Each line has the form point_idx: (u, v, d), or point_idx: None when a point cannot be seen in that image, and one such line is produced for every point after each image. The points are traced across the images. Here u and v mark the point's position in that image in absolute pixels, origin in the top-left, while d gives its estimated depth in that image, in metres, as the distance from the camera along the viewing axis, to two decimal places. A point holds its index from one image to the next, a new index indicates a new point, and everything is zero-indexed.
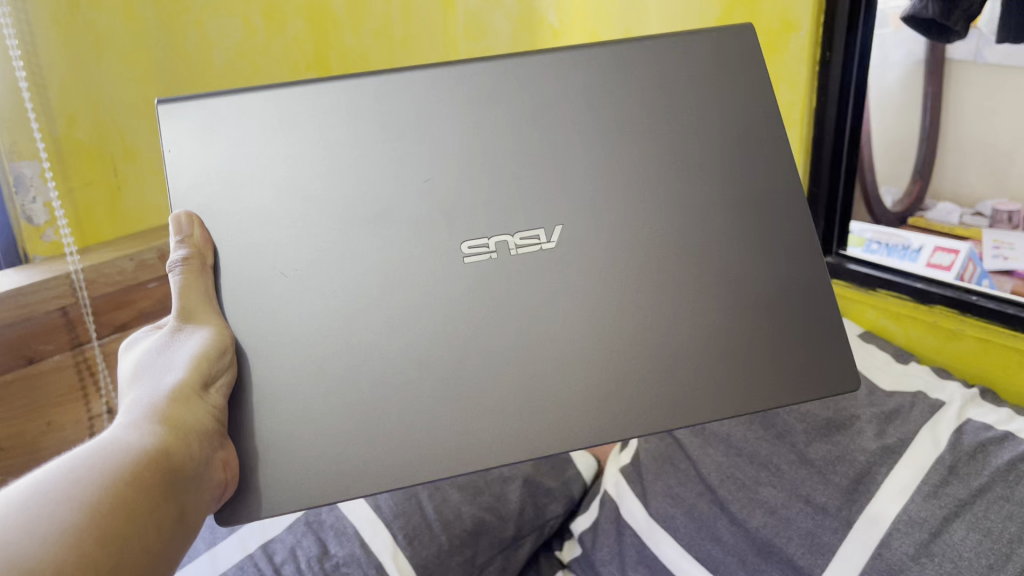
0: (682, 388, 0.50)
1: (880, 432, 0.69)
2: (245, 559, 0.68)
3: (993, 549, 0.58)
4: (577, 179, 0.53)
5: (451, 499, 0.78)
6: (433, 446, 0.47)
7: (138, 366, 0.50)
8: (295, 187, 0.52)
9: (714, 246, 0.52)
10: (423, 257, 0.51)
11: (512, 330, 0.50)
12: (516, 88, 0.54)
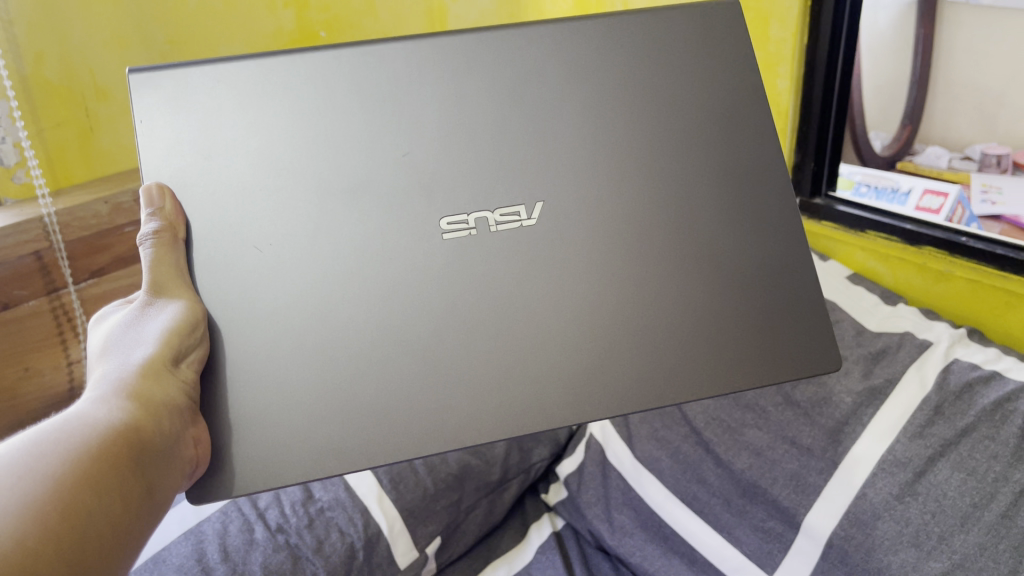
0: (663, 368, 0.49)
1: (866, 372, 0.68)
2: (229, 504, 0.68)
3: (977, 488, 0.59)
4: (559, 150, 0.51)
5: None
6: (415, 407, 0.46)
7: (108, 342, 0.49)
8: (266, 170, 0.50)
9: (699, 223, 0.51)
10: (398, 231, 0.49)
11: (488, 309, 0.49)
12: (496, 42, 0.52)
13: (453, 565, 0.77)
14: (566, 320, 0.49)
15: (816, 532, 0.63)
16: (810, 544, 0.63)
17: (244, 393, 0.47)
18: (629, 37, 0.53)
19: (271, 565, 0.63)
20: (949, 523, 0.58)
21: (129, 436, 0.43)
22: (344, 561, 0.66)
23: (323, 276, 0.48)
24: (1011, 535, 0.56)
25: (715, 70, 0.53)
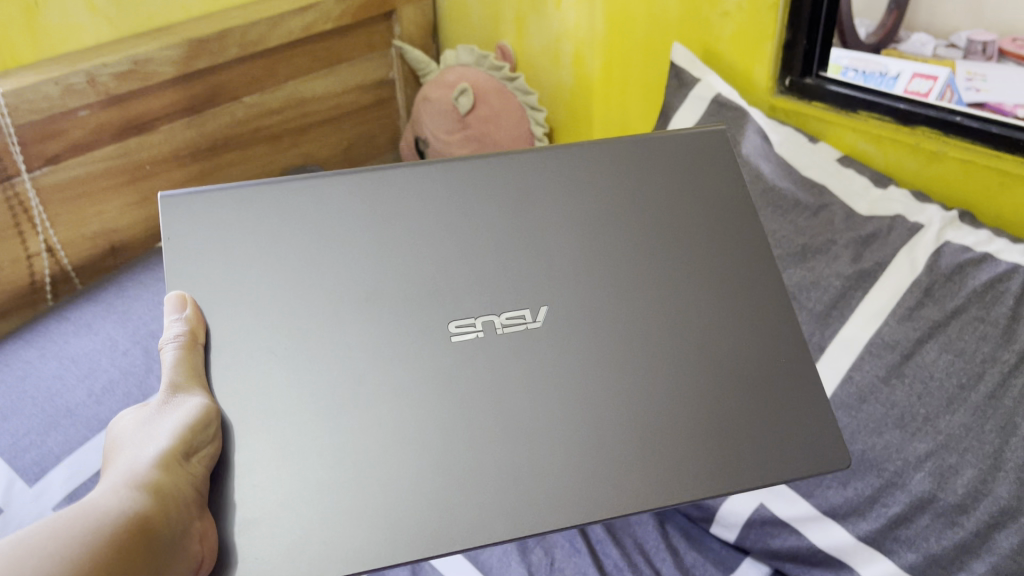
0: (670, 465, 0.45)
1: (856, 257, 0.66)
2: None
3: (965, 369, 0.58)
4: (564, 251, 0.50)
5: None
6: (411, 376, 0.45)
7: (118, 444, 0.45)
8: (263, 261, 0.47)
9: (706, 320, 0.49)
10: (399, 334, 0.46)
11: (486, 407, 0.45)
12: (498, 193, 0.51)
13: None
14: (570, 357, 0.47)
15: None
16: None
17: (238, 466, 0.43)
18: (624, 181, 0.53)
19: None
20: (934, 404, 0.58)
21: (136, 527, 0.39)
22: None
23: (314, 404, 0.44)
24: (997, 415, 0.56)
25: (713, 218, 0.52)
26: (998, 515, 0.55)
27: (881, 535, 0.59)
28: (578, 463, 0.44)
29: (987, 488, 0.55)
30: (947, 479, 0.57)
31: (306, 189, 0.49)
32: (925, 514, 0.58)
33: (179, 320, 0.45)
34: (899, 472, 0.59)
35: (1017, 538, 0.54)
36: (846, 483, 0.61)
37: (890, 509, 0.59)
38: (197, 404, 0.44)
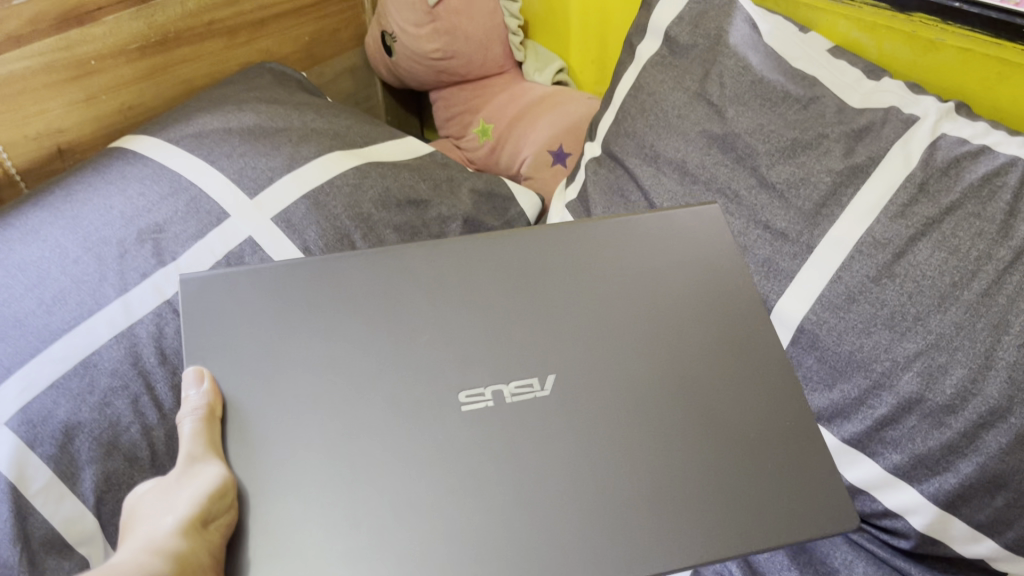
0: (639, 498, 0.48)
1: (848, 151, 0.63)
2: (163, 306, 0.63)
3: (958, 267, 0.56)
4: (578, 368, 0.52)
5: (388, 241, 0.74)
6: (433, 482, 0.47)
7: (143, 511, 0.47)
8: (276, 378, 0.49)
9: (708, 391, 0.52)
10: (417, 409, 0.48)
11: (475, 458, 0.48)
12: (512, 321, 0.53)
13: None
14: (575, 420, 0.50)
15: (786, 319, 0.62)
16: (780, 330, 0.62)
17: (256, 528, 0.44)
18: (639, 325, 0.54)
19: None
20: (925, 303, 0.56)
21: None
22: None
23: (335, 459, 0.47)
24: (990, 313, 0.54)
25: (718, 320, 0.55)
26: (987, 415, 0.53)
27: (867, 436, 0.59)
28: (554, 502, 0.47)
29: (977, 388, 0.53)
30: (935, 380, 0.55)
31: (328, 326, 0.51)
32: (912, 415, 0.56)
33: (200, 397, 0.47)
34: (886, 374, 0.57)
35: (1005, 438, 0.53)
36: (832, 385, 0.60)
37: (876, 410, 0.58)
38: (215, 472, 0.45)
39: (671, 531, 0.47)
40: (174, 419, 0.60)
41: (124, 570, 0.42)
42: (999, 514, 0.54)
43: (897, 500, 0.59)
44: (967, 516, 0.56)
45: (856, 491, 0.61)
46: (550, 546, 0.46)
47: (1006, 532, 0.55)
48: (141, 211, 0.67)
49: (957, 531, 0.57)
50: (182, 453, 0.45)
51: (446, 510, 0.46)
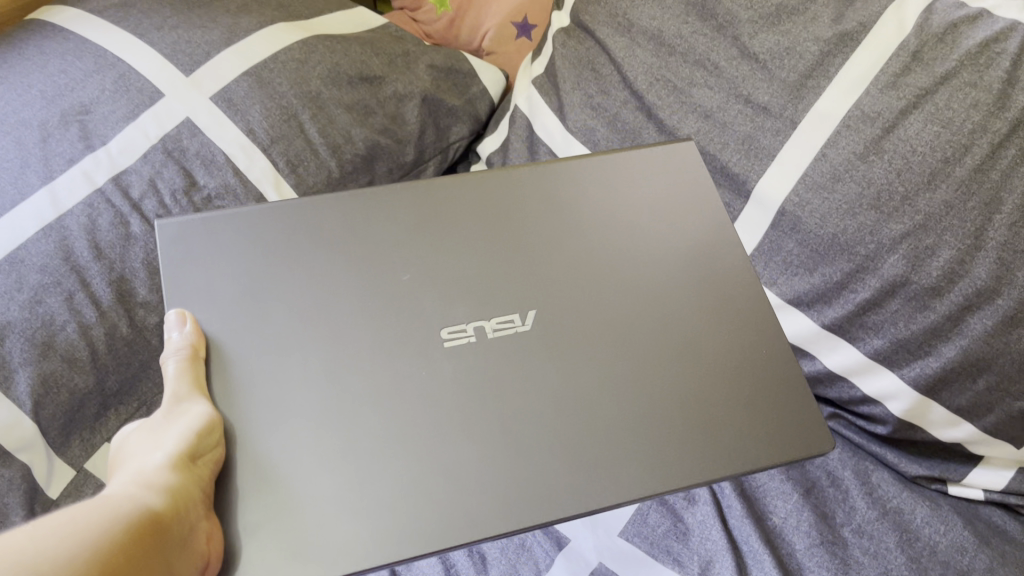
0: (632, 435, 0.45)
1: (838, 17, 0.58)
2: (95, 195, 0.58)
3: (951, 142, 0.52)
4: (563, 302, 0.48)
5: (339, 122, 0.68)
6: (416, 423, 0.43)
7: (129, 456, 0.42)
8: (264, 334, 0.44)
9: (698, 325, 0.49)
10: (394, 349, 0.45)
11: (459, 399, 0.44)
12: (491, 258, 0.49)
13: None
14: (566, 357, 0.47)
15: (767, 200, 0.59)
16: (759, 212, 0.59)
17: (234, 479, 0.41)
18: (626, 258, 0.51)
19: (155, 263, 0.58)
20: (914, 182, 0.53)
21: (143, 525, 0.36)
22: None
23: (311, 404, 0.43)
24: (982, 191, 0.51)
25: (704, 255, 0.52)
26: (974, 297, 0.51)
27: (847, 322, 0.56)
28: (560, 457, 0.43)
29: (965, 270, 0.51)
30: (922, 262, 0.52)
31: (298, 266, 0.47)
32: (895, 299, 0.54)
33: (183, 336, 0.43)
34: (870, 257, 0.54)
35: (991, 320, 0.51)
36: (813, 270, 0.57)
37: (858, 295, 0.55)
38: (203, 410, 0.41)
39: (666, 469, 0.44)
40: (115, 317, 0.56)
41: (115, 504, 0.37)
42: (980, 398, 0.53)
43: (875, 386, 0.57)
44: (946, 400, 0.54)
45: (833, 377, 0.59)
46: (539, 491, 0.43)
47: (985, 416, 0.54)
48: (65, 88, 0.61)
49: (935, 415, 0.55)
50: (167, 394, 0.42)
51: (453, 468, 0.42)
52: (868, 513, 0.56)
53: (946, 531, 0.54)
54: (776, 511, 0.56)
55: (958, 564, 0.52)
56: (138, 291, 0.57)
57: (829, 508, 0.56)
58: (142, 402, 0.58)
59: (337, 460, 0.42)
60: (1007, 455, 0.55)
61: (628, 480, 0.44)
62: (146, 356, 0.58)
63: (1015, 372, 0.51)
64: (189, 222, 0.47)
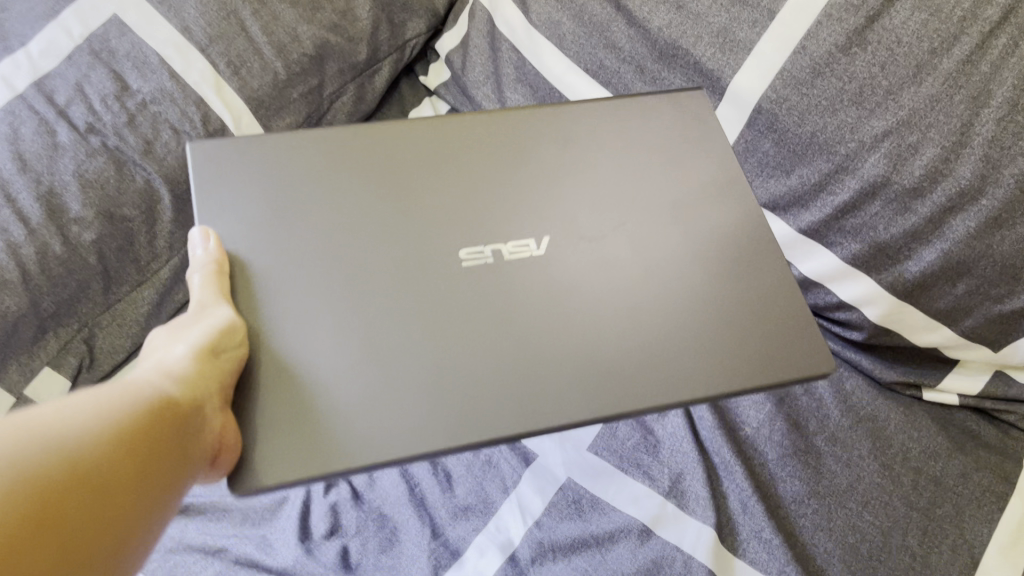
0: (641, 358, 0.43)
1: None
2: (14, 101, 0.54)
3: (937, 31, 0.48)
4: (577, 226, 0.46)
5: (285, 19, 0.62)
6: (420, 348, 0.41)
7: (150, 347, 0.41)
8: (277, 264, 0.42)
9: (711, 247, 0.47)
10: (415, 275, 0.43)
11: (476, 323, 0.42)
12: (505, 187, 0.47)
13: None
14: (577, 279, 0.44)
15: (741, 97, 0.55)
16: (734, 111, 0.56)
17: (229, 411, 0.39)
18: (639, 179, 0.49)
19: (88, 175, 0.53)
20: (899, 74, 0.49)
21: (158, 416, 0.35)
22: (184, 166, 0.57)
23: (326, 333, 0.41)
24: (969, 82, 0.47)
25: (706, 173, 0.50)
26: (957, 198, 0.48)
27: (825, 226, 0.54)
28: (562, 381, 0.41)
29: (949, 168, 0.48)
30: (903, 161, 0.49)
31: (312, 190, 0.44)
32: (875, 201, 0.51)
33: (209, 250, 0.41)
34: (850, 157, 0.51)
35: (974, 222, 0.48)
36: (790, 172, 0.55)
37: (836, 198, 0.53)
38: (227, 314, 0.39)
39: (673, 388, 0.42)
40: (47, 236, 0.51)
41: (135, 390, 0.35)
42: (959, 302, 0.51)
43: (851, 292, 0.55)
44: (924, 305, 0.53)
45: (809, 284, 0.57)
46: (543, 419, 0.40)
47: (964, 320, 0.52)
48: None
49: (911, 320, 0.54)
50: (194, 301, 0.40)
51: (454, 393, 0.40)
52: (840, 421, 0.54)
53: (919, 437, 0.54)
54: (745, 418, 0.55)
55: (930, 470, 0.52)
56: (71, 207, 0.53)
57: (801, 415, 0.55)
58: (83, 324, 0.55)
59: (351, 390, 0.39)
60: (985, 358, 0.53)
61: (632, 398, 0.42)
62: (84, 277, 0.53)
63: (996, 275, 0.49)
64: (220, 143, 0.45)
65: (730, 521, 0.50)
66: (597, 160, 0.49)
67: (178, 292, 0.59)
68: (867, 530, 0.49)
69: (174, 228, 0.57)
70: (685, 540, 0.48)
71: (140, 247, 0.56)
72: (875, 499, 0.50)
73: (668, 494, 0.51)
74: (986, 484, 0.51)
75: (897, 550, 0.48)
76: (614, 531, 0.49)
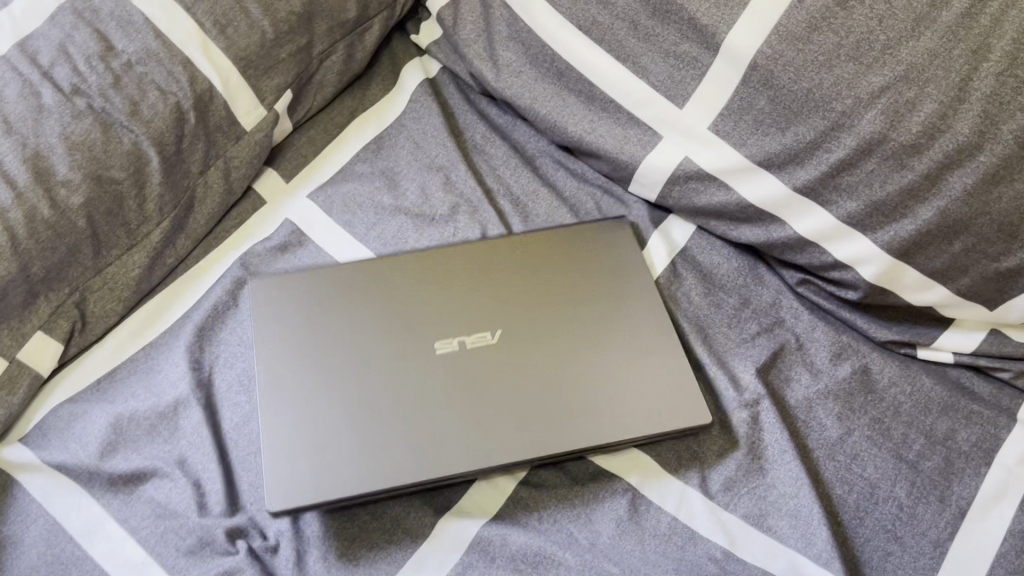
0: (521, 422, 0.50)
1: None
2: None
3: None
4: (522, 319, 0.55)
5: None
6: (347, 406, 0.50)
7: None
8: (282, 322, 0.54)
9: (631, 339, 0.55)
10: (382, 364, 0.52)
11: (413, 389, 0.51)
12: (474, 294, 0.56)
13: (314, 120, 0.67)
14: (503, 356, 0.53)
15: (736, 53, 0.53)
16: (729, 67, 0.54)
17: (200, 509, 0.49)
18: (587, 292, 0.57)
19: (74, 137, 0.53)
20: (898, 28, 0.48)
21: None
22: (172, 128, 0.56)
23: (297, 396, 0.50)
24: (970, 37, 0.47)
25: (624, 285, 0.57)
26: (954, 154, 0.48)
27: (820, 184, 0.53)
28: (441, 423, 0.50)
29: (946, 125, 0.48)
30: (901, 117, 0.49)
31: (315, 307, 0.54)
32: (871, 159, 0.50)
33: None
34: (847, 113, 0.50)
35: (970, 179, 0.48)
36: (785, 129, 0.53)
37: (832, 155, 0.52)
38: None
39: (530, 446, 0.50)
40: (34, 199, 0.51)
41: None
42: (954, 261, 0.51)
43: (848, 253, 0.54)
44: (920, 264, 0.52)
45: (805, 244, 0.55)
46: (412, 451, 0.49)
47: (959, 279, 0.52)
48: None
49: (908, 280, 0.53)
50: None
51: (360, 426, 0.49)
52: (834, 374, 0.55)
53: (912, 392, 0.54)
54: (745, 370, 0.55)
55: (921, 424, 0.53)
56: (58, 169, 0.52)
57: (793, 367, 0.55)
58: (74, 288, 0.54)
59: (290, 433, 0.49)
60: (980, 317, 0.54)
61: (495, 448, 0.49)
62: (73, 240, 0.53)
63: (993, 232, 0.49)
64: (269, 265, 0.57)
65: (718, 476, 0.51)
66: (561, 276, 0.57)
67: (167, 258, 0.58)
68: (855, 483, 0.51)
69: (163, 190, 0.57)
70: (670, 498, 0.50)
71: (129, 210, 0.56)
72: (863, 452, 0.52)
73: (650, 457, 0.52)
74: (974, 439, 0.52)
75: (883, 501, 0.50)
76: (600, 490, 0.51)
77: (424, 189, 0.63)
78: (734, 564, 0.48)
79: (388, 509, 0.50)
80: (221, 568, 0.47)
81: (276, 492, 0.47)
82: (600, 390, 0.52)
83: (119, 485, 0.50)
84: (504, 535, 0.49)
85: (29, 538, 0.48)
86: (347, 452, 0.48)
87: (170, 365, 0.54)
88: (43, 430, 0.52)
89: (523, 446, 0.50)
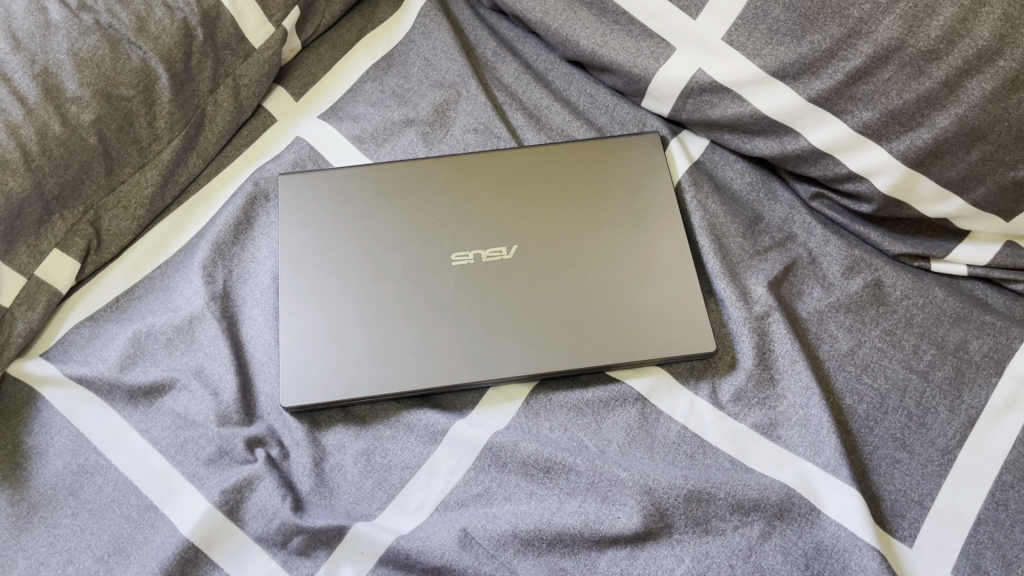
0: (525, 336, 0.52)
1: None
2: None
3: None
4: (536, 234, 0.55)
5: None
6: (365, 318, 0.52)
7: None
8: (308, 235, 0.56)
9: (643, 255, 0.54)
10: (399, 278, 0.54)
11: (424, 303, 0.53)
12: (491, 209, 0.56)
13: (322, 37, 0.66)
14: (516, 269, 0.54)
15: None
16: None
17: (221, 417, 0.50)
18: (599, 205, 0.56)
19: (82, 54, 0.53)
20: None
21: None
22: (180, 45, 0.56)
23: (320, 308, 0.53)
24: None
25: (633, 199, 0.56)
26: (974, 59, 0.47)
27: (836, 94, 0.52)
28: (447, 336, 0.52)
29: (966, 28, 0.46)
30: (920, 22, 0.47)
31: (340, 223, 0.56)
32: (888, 66, 0.49)
33: None
34: (865, 19, 0.49)
35: (990, 84, 0.47)
36: (801, 37, 0.52)
37: (849, 63, 0.50)
38: None
39: (531, 359, 0.51)
40: (44, 115, 0.52)
41: None
42: (970, 171, 0.50)
43: (863, 162, 0.53)
44: (936, 174, 0.51)
45: (819, 156, 0.54)
46: (417, 363, 0.51)
47: (975, 189, 0.51)
48: None
49: (924, 191, 0.52)
50: None
51: (373, 339, 0.52)
52: (846, 287, 0.54)
53: (924, 303, 0.53)
54: (757, 283, 0.55)
55: (932, 335, 0.52)
56: (67, 86, 0.53)
57: (804, 282, 0.55)
58: (88, 206, 0.55)
59: (311, 342, 0.52)
60: (996, 228, 0.53)
61: (497, 360, 0.51)
62: (85, 158, 0.53)
63: (1010, 140, 0.48)
64: (299, 175, 0.58)
65: (729, 387, 0.52)
66: (576, 190, 0.57)
67: (178, 177, 0.58)
68: (865, 393, 0.51)
69: (173, 108, 0.56)
70: (679, 409, 0.51)
71: (140, 128, 0.55)
72: (875, 362, 0.52)
73: (661, 367, 0.52)
74: (986, 349, 0.52)
75: (893, 411, 0.51)
76: (609, 400, 0.51)
77: (434, 105, 0.62)
78: (743, 471, 0.49)
79: (403, 414, 0.51)
80: (238, 475, 0.48)
81: (291, 390, 0.50)
82: (609, 310, 0.52)
83: (138, 398, 0.51)
84: (515, 442, 0.49)
85: (54, 447, 0.50)
86: (358, 360, 0.51)
87: (186, 282, 0.55)
88: (65, 346, 0.53)
89: (526, 358, 0.51)
